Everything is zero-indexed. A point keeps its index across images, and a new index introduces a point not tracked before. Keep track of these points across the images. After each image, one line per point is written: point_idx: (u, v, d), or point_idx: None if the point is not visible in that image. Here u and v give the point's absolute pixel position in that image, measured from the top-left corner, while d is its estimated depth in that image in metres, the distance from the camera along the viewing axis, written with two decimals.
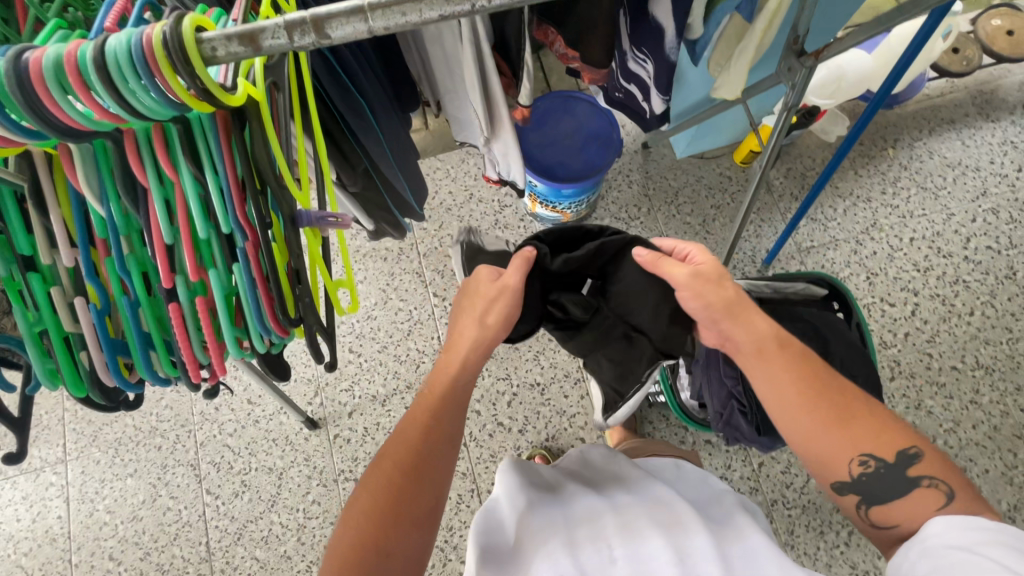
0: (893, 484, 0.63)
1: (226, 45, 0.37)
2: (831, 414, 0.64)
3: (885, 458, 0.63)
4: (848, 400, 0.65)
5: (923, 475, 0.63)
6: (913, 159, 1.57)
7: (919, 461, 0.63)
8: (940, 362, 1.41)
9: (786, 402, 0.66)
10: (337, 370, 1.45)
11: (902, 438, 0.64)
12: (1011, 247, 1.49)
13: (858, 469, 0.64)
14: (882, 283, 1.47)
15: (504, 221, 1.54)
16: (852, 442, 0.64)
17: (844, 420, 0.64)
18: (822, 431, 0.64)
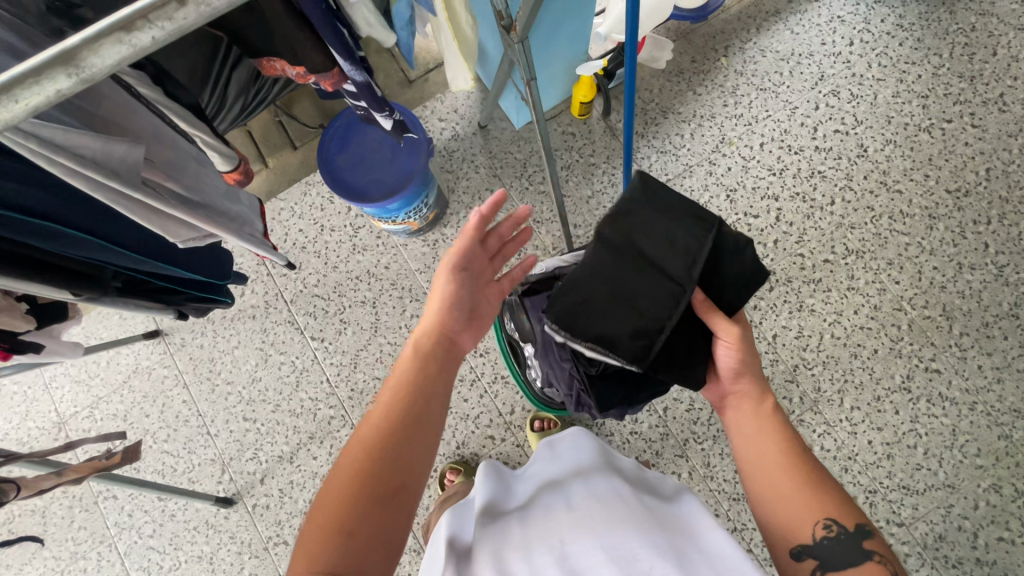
0: (848, 555, 0.64)
1: None
2: (805, 496, 0.66)
3: (846, 525, 0.65)
4: (820, 468, 0.69)
5: (874, 549, 0.65)
6: (747, 62, 1.54)
7: (872, 537, 0.66)
8: (813, 259, 1.42)
9: (763, 473, 0.69)
10: (237, 442, 1.42)
11: (860, 514, 0.66)
12: (858, 124, 1.48)
13: (821, 533, 0.65)
14: (742, 198, 1.46)
15: (361, 243, 1.50)
16: (813, 507, 0.66)
17: (813, 499, 0.66)
18: (798, 493, 0.66)
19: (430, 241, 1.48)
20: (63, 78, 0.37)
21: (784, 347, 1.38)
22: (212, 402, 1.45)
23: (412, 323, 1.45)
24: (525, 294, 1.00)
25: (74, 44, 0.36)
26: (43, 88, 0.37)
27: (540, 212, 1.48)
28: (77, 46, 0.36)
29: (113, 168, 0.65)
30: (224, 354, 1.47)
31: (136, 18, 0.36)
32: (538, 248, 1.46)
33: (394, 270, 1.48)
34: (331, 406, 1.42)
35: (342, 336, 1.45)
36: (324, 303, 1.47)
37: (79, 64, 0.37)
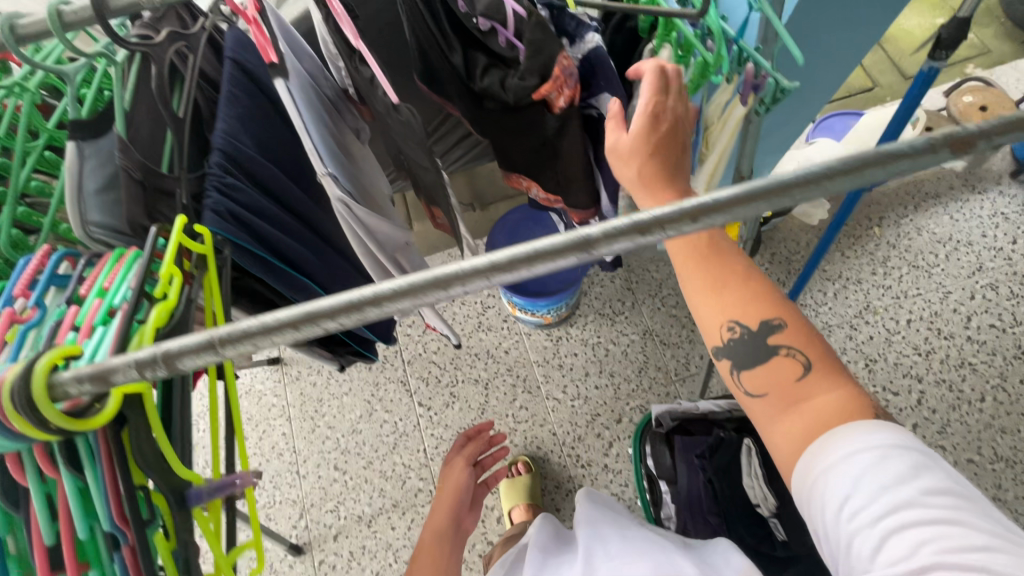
0: (756, 355, 0.59)
1: (72, 387, 0.32)
2: (727, 291, 0.61)
3: (750, 325, 0.59)
4: (723, 258, 0.62)
5: (782, 344, 0.58)
6: (901, 236, 1.54)
7: (782, 330, 0.59)
8: (954, 455, 1.32)
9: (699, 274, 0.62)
10: (322, 489, 1.41)
11: (770, 307, 0.60)
12: (1017, 324, 1.42)
13: (728, 335, 0.60)
14: (882, 370, 1.40)
15: (487, 323, 1.54)
16: (723, 306, 0.61)
17: (722, 283, 0.61)
18: (704, 294, 0.62)
19: (554, 337, 1.50)
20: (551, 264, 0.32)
21: None
22: (309, 442, 1.46)
23: (519, 414, 1.44)
24: (677, 432, 0.98)
25: (591, 236, 0.31)
26: (526, 271, 0.32)
27: (668, 335, 1.48)
28: (599, 235, 0.31)
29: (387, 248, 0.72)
30: (332, 398, 1.50)
31: (656, 225, 0.31)
32: (659, 370, 1.45)
33: (512, 356, 1.49)
34: (421, 478, 1.40)
35: (448, 410, 1.46)
36: (439, 372, 1.50)
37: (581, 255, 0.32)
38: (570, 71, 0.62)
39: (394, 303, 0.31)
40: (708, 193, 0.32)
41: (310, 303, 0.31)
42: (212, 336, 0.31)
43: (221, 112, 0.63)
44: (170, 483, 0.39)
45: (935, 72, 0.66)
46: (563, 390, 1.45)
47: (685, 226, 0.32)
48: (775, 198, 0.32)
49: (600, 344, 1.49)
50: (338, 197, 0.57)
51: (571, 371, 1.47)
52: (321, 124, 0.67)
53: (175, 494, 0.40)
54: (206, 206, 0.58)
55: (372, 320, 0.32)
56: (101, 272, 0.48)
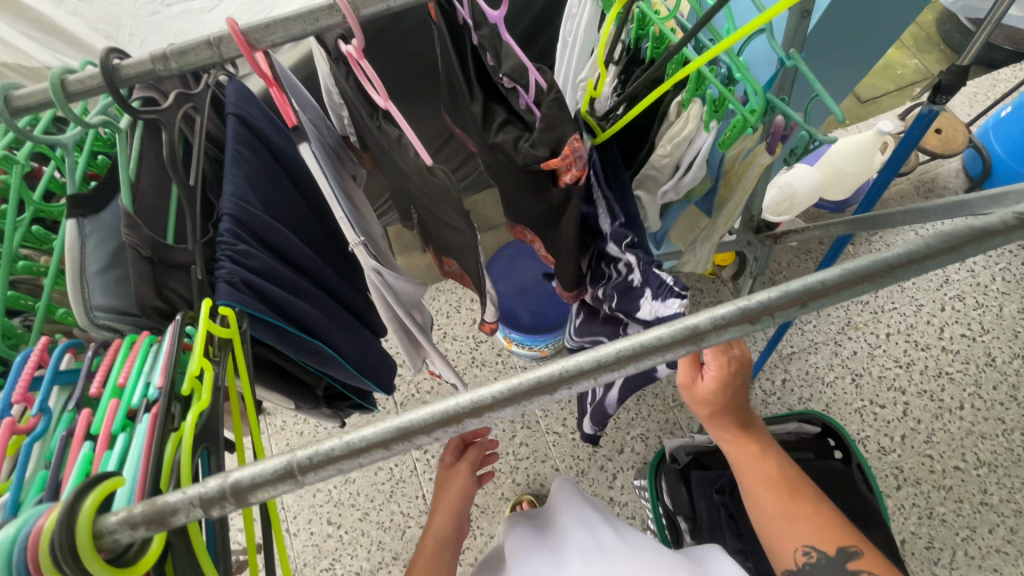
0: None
1: (123, 532, 0.27)
2: (774, 497, 0.67)
3: (826, 550, 0.63)
4: (795, 489, 0.68)
5: (862, 568, 0.61)
6: (873, 253, 1.61)
7: (859, 557, 0.62)
8: (942, 463, 1.37)
9: (755, 482, 0.70)
10: (315, 547, 1.33)
11: (842, 535, 0.63)
12: (985, 332, 1.50)
13: (803, 559, 0.64)
14: (868, 384, 1.45)
15: (481, 358, 1.50)
16: (794, 530, 0.65)
17: (790, 508, 0.66)
18: (772, 507, 0.67)
19: None
20: (664, 356, 0.30)
21: (914, 558, 1.29)
22: (299, 497, 1.38)
23: (520, 452, 1.40)
24: (693, 465, 0.99)
25: (703, 326, 0.30)
26: (636, 368, 0.30)
27: None
28: (707, 325, 0.30)
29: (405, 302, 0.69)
30: (321, 447, 1.42)
31: (764, 313, 0.30)
32: (657, 397, 1.45)
33: None
34: (422, 526, 1.34)
35: None
36: None
37: (695, 346, 0.30)
38: (581, 153, 0.57)
39: (499, 410, 0.29)
40: (810, 276, 0.31)
41: (400, 417, 0.28)
42: (291, 458, 0.28)
43: (229, 172, 0.59)
44: None
45: (935, 115, 0.70)
46: (564, 423, 1.43)
47: (791, 313, 0.31)
48: (878, 279, 0.31)
49: None
50: (372, 267, 0.57)
51: (569, 403, 1.45)
52: (337, 180, 0.65)
53: None
54: (218, 277, 0.54)
55: (469, 430, 0.29)
56: (113, 364, 0.43)
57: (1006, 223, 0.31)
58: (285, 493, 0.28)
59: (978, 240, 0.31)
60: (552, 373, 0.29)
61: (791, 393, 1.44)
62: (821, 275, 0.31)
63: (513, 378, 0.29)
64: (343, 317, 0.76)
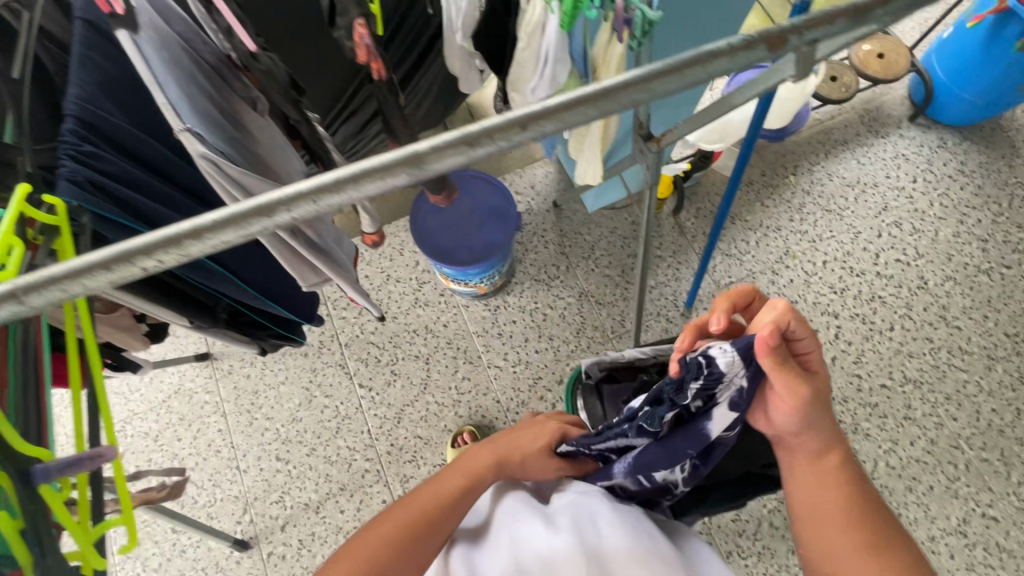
0: None
1: None
2: (857, 534, 0.55)
3: None
4: (893, 546, 0.55)
5: None
6: (814, 183, 1.61)
7: None
8: (869, 381, 1.42)
9: (813, 512, 0.58)
10: (265, 482, 1.37)
11: None
12: (919, 257, 1.53)
13: None
14: (803, 310, 1.48)
15: (424, 298, 1.52)
16: None
17: (867, 541, 0.55)
18: (855, 553, 0.55)
19: (491, 306, 1.50)
20: (382, 184, 0.31)
21: None
22: (247, 435, 1.41)
23: (462, 386, 1.44)
24: (604, 381, 1.02)
25: (418, 150, 0.31)
26: (354, 195, 0.31)
27: (602, 294, 1.51)
28: (424, 150, 0.30)
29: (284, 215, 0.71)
30: (268, 388, 1.45)
31: (483, 136, 0.31)
32: (596, 329, 1.48)
33: (452, 329, 1.49)
34: (367, 459, 1.38)
35: (391, 388, 1.44)
36: (378, 351, 1.47)
37: (413, 170, 0.31)
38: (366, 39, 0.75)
39: (224, 235, 0.30)
40: (535, 102, 0.31)
41: (123, 243, 0.30)
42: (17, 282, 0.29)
43: (75, 76, 0.58)
44: (12, 458, 0.39)
45: (807, 5, 0.70)
46: (505, 357, 1.46)
47: (512, 136, 0.31)
48: (599, 103, 0.32)
49: (538, 310, 1.50)
50: (200, 154, 0.60)
51: (511, 338, 1.47)
52: (191, 85, 0.64)
53: (19, 471, 0.39)
54: (59, 174, 0.54)
55: (198, 256, 0.31)
56: None
57: (731, 46, 0.32)
58: (13, 313, 0.29)
59: (699, 62, 0.32)
60: (270, 199, 0.30)
61: None
62: (551, 102, 0.32)
63: (235, 204, 0.30)
64: (235, 236, 0.76)
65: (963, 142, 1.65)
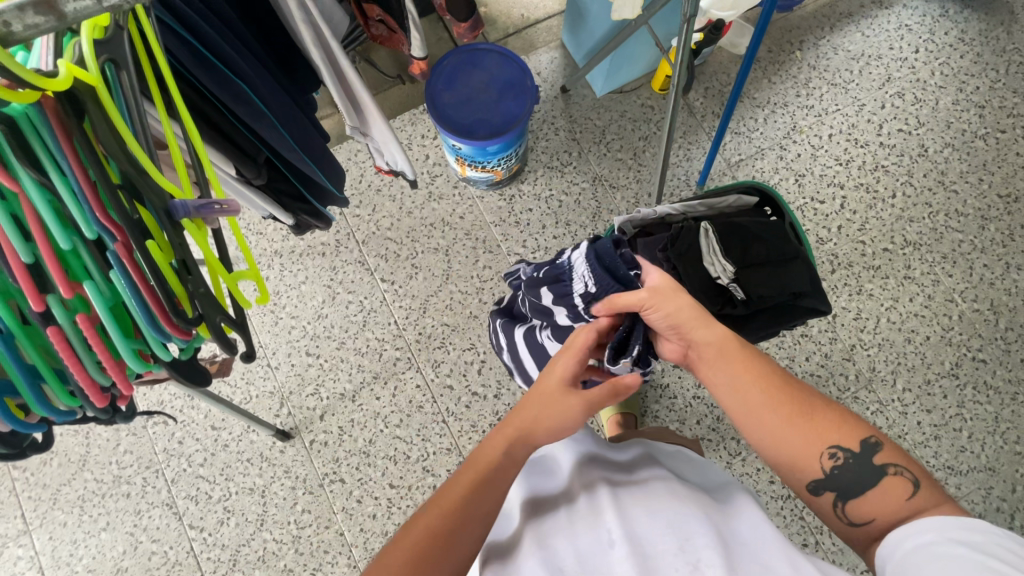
0: (861, 478, 0.65)
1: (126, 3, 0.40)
2: (793, 412, 0.66)
3: (850, 450, 0.65)
4: (801, 396, 0.68)
5: (887, 463, 0.65)
6: (820, 57, 1.61)
7: (881, 451, 0.66)
8: (873, 246, 1.49)
9: (769, 436, 0.67)
10: (298, 376, 1.40)
11: (861, 428, 0.66)
12: (920, 126, 1.57)
13: (831, 463, 0.65)
14: (810, 183, 1.53)
15: (437, 192, 1.51)
16: (816, 440, 0.66)
17: (808, 416, 0.66)
18: (790, 431, 0.66)
19: (506, 196, 1.50)
20: None
21: (842, 327, 1.44)
22: (275, 335, 1.43)
23: (484, 274, 1.46)
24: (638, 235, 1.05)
25: None
26: None
27: (616, 178, 1.52)
28: None
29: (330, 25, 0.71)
30: (290, 288, 1.45)
31: None
32: (611, 212, 1.50)
33: (469, 221, 1.49)
34: (397, 348, 1.42)
35: (413, 281, 1.46)
36: (396, 246, 1.48)
37: None
38: None
39: None
40: None
41: None
42: None
43: None
44: (151, 190, 0.45)
45: None
46: (524, 245, 1.47)
47: None
48: None
49: (553, 198, 1.51)
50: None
51: (528, 226, 1.48)
52: None
53: (158, 202, 0.46)
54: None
55: None
56: (51, 38, 0.46)
57: None
58: None
59: None
60: None
61: None
62: None
63: None
64: (269, 76, 0.74)
65: (965, 10, 1.65)
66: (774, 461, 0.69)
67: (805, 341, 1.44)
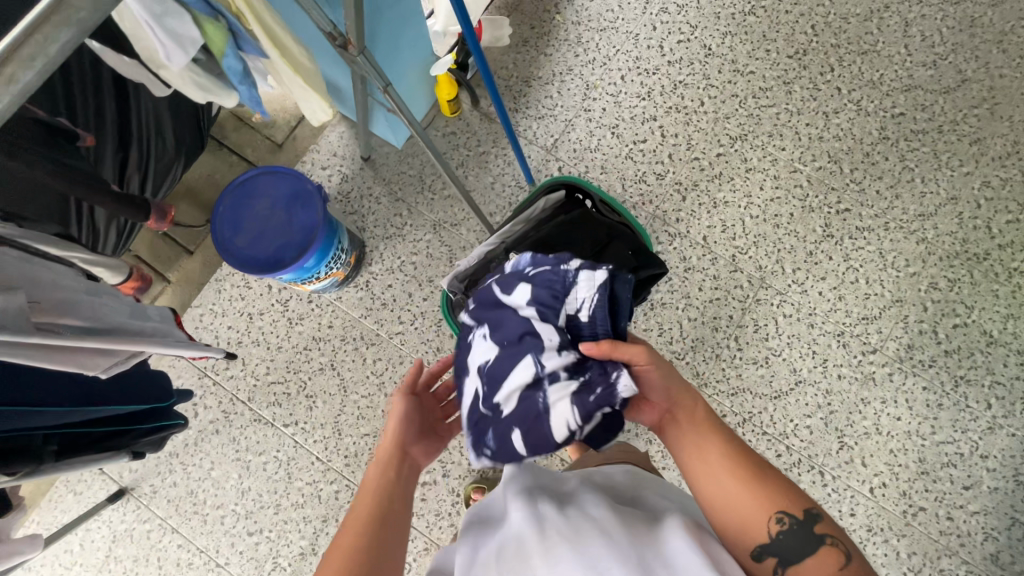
0: (805, 544, 0.65)
1: None
2: (742, 471, 0.68)
3: (795, 515, 0.66)
4: (744, 456, 0.70)
5: (825, 534, 0.67)
6: (579, 11, 1.62)
7: (821, 520, 0.67)
8: (708, 157, 1.51)
9: (718, 504, 0.68)
10: (251, 560, 1.33)
11: (807, 497, 0.68)
12: (695, 29, 1.60)
13: (777, 527, 0.66)
14: (627, 129, 1.54)
15: (295, 314, 1.45)
16: (762, 503, 0.66)
17: (756, 480, 0.67)
18: (739, 489, 0.67)
19: (362, 285, 1.46)
20: None
21: (716, 244, 1.46)
22: (210, 533, 1.35)
23: (377, 368, 1.41)
24: (469, 288, 1.03)
25: None
26: None
27: (454, 215, 1.49)
28: None
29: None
30: (201, 481, 1.38)
31: None
32: (465, 248, 1.47)
33: (338, 326, 1.44)
34: (331, 482, 1.36)
35: (315, 411, 1.40)
36: (283, 386, 1.41)
37: None
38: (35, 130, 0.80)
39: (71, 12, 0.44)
40: None
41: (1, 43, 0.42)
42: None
43: None
44: None
45: None
46: (400, 321, 1.43)
47: None
48: None
49: (405, 263, 1.47)
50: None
51: (396, 302, 1.45)
52: None
53: None
54: None
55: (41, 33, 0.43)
56: None
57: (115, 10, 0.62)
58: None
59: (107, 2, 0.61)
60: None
61: (570, 175, 1.51)
62: None
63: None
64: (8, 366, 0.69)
65: None
66: (715, 518, 0.69)
67: (692, 274, 1.45)
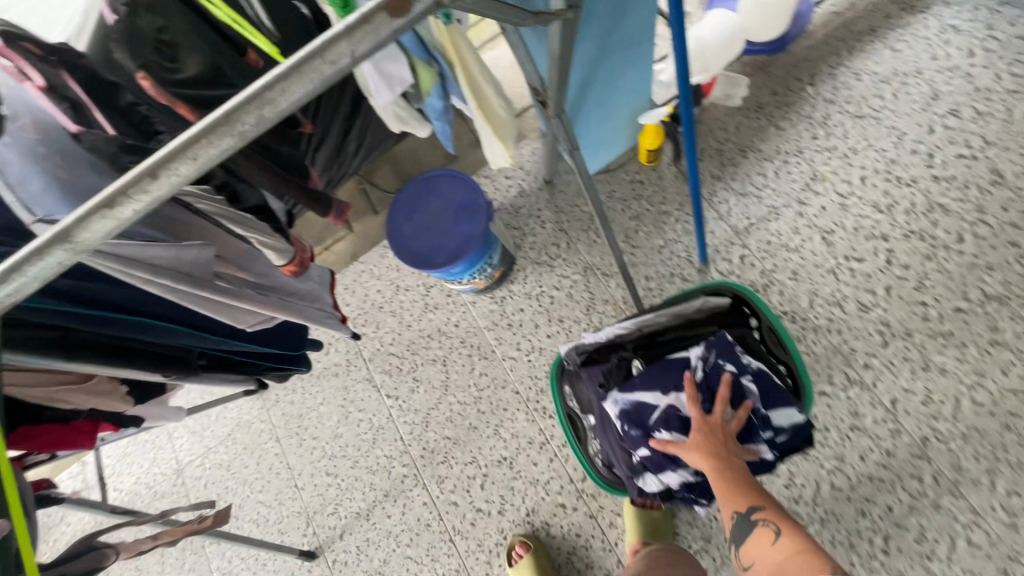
0: (744, 531, 0.76)
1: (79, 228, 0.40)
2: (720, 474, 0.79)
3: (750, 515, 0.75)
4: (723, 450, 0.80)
5: (762, 518, 0.75)
6: (838, 89, 1.38)
7: (763, 511, 0.75)
8: (939, 308, 1.20)
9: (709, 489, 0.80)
10: (320, 496, 1.48)
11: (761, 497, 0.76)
12: (988, 146, 1.26)
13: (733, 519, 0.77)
14: (842, 239, 1.28)
15: (433, 302, 1.53)
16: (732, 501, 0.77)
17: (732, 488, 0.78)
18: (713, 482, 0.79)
19: (498, 299, 1.48)
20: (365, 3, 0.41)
21: (907, 415, 1.16)
22: (300, 456, 1.53)
23: (480, 382, 1.43)
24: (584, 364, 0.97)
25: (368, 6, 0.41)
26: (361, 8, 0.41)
27: (609, 265, 1.42)
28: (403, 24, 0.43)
29: (184, 271, 0.70)
30: (310, 410, 1.56)
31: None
32: (607, 302, 1.40)
33: (463, 328, 1.49)
34: (403, 464, 1.44)
35: (415, 395, 1.48)
36: (399, 361, 1.52)
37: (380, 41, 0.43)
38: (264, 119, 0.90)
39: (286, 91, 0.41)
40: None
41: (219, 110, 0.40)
42: (173, 146, 0.40)
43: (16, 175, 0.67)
44: None
45: None
46: (517, 348, 1.43)
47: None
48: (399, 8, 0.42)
49: (544, 294, 1.45)
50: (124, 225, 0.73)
51: (521, 327, 1.44)
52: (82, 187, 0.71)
53: None
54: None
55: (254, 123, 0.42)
56: None
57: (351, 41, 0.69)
58: (182, 170, 0.41)
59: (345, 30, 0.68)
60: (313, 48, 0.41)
61: (751, 268, 1.31)
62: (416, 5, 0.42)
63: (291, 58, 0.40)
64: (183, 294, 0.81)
65: None
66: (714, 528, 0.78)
67: (858, 436, 1.17)
